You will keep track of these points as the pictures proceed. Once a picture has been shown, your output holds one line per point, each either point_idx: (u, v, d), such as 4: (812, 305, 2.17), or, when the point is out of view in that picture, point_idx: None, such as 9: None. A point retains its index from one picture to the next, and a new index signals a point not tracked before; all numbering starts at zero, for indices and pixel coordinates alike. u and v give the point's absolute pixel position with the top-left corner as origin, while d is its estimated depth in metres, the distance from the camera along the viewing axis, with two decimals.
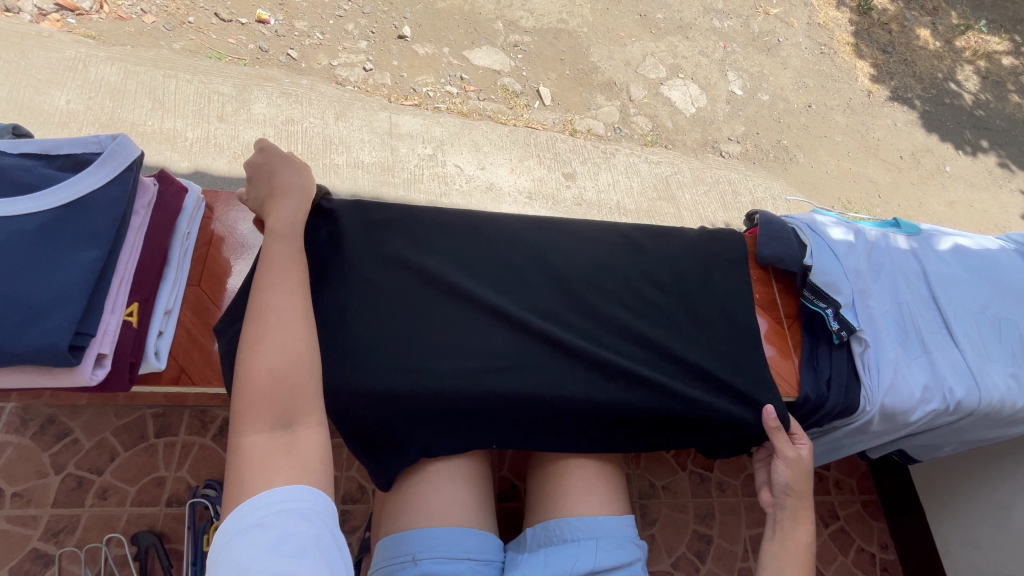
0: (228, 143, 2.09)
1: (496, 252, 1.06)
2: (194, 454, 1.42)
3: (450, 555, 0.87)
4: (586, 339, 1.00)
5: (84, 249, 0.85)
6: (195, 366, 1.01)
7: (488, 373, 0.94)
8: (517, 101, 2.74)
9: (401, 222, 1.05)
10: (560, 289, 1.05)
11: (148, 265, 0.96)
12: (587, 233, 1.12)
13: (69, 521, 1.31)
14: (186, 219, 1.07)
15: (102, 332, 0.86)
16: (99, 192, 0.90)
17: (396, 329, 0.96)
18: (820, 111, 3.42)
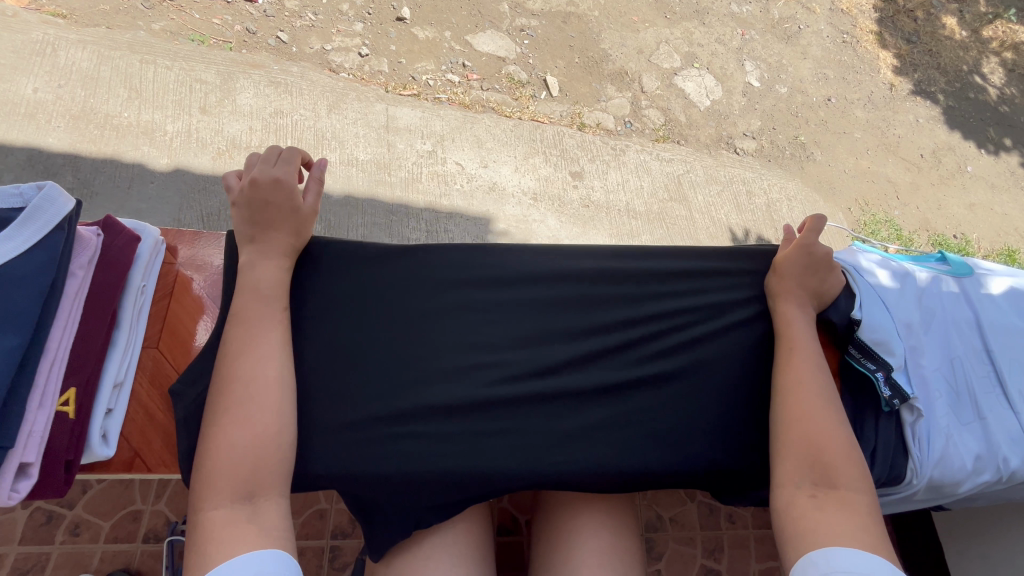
0: (211, 137, 1.94)
1: (498, 295, 0.96)
2: (173, 486, 1.32)
3: None
4: (602, 393, 0.90)
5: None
6: (153, 451, 0.86)
7: (490, 438, 0.85)
8: (522, 91, 2.57)
9: (396, 267, 0.95)
10: (570, 338, 0.95)
11: (88, 337, 0.80)
12: (601, 272, 1.02)
13: (38, 559, 1.22)
14: (140, 271, 0.90)
15: (26, 435, 0.71)
16: (18, 261, 0.73)
17: (387, 387, 0.86)
18: (840, 105, 3.25)
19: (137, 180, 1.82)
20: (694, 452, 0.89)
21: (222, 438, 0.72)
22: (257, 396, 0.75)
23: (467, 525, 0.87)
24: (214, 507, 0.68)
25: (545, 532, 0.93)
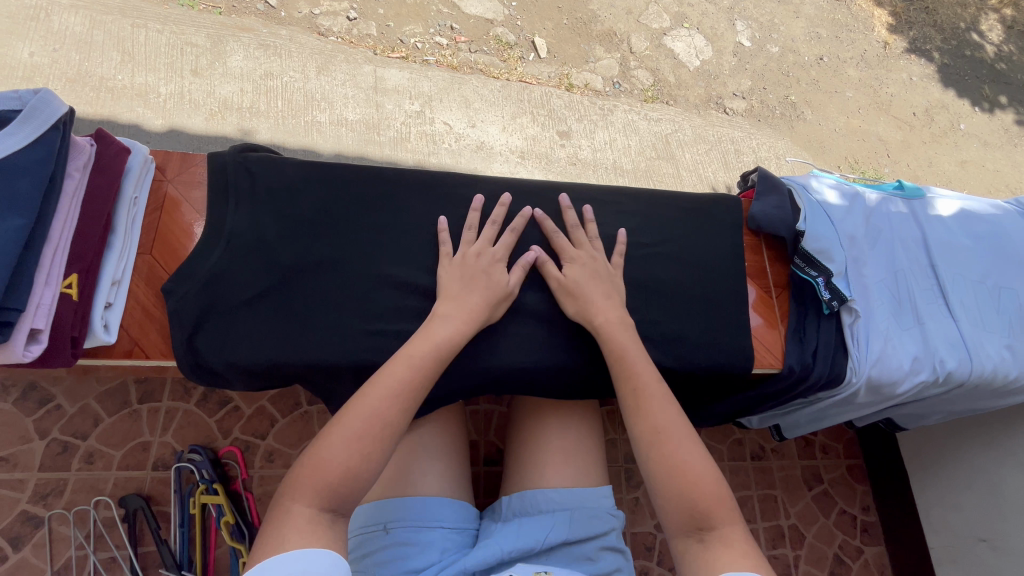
0: (203, 99, 1.99)
1: (469, 209, 0.96)
2: (178, 420, 1.42)
3: (420, 524, 0.86)
4: (563, 303, 0.95)
5: (5, 216, 0.74)
6: (153, 343, 0.88)
7: (457, 340, 0.89)
8: (510, 53, 2.59)
9: (364, 175, 0.92)
10: (543, 250, 0.96)
11: (87, 232, 0.83)
12: (585, 191, 1.01)
13: (57, 484, 1.33)
14: (133, 182, 0.91)
15: (35, 306, 0.76)
16: (18, 155, 0.77)
17: (356, 291, 0.87)
18: (832, 64, 3.24)
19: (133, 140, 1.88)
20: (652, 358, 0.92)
21: (327, 453, 0.70)
22: (375, 435, 0.72)
23: (445, 426, 0.95)
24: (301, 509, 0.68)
25: (515, 438, 1.01)
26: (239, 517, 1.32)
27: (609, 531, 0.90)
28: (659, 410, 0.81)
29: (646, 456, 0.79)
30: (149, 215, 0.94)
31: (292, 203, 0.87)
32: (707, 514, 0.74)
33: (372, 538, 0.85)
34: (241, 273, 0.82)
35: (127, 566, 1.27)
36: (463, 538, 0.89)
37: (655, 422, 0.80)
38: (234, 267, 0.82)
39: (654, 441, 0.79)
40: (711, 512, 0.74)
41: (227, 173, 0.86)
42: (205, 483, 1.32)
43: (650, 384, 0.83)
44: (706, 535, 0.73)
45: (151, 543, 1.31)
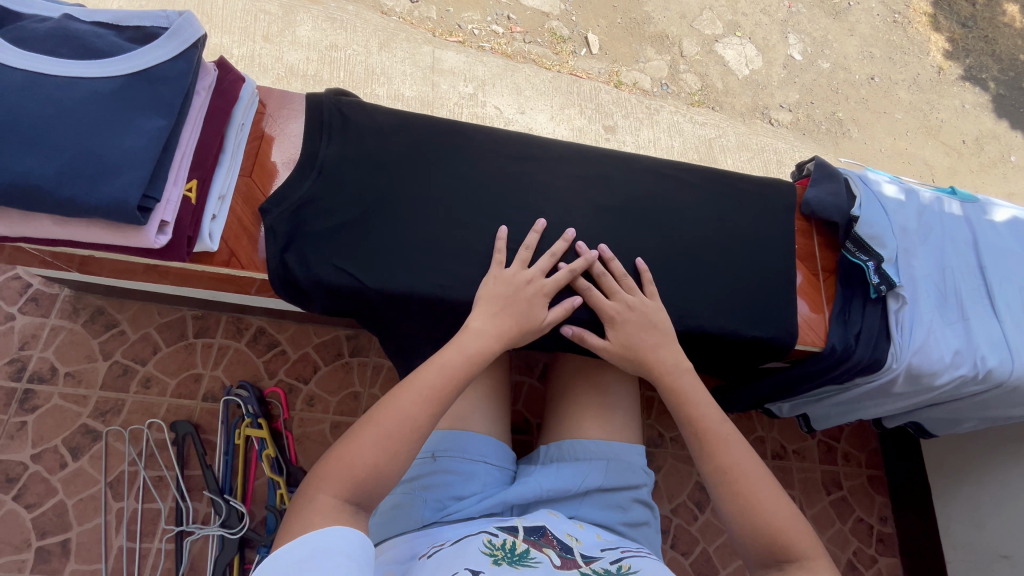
0: (271, 64, 2.10)
1: (534, 169, 1.01)
2: (229, 356, 1.50)
3: (464, 456, 0.91)
4: (616, 263, 0.97)
5: (150, 118, 0.82)
6: (246, 252, 0.94)
7: None
8: (563, 46, 2.65)
9: (441, 129, 0.99)
10: (603, 212, 1.00)
11: (207, 145, 0.90)
12: (650, 163, 1.05)
13: (116, 403, 1.42)
14: (242, 110, 0.98)
15: (165, 201, 0.83)
16: (167, 64, 0.84)
17: (425, 232, 0.93)
18: (883, 84, 3.21)
19: None
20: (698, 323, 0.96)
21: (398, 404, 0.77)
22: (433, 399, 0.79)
23: (490, 373, 1.00)
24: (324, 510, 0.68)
25: (557, 394, 1.06)
26: (278, 452, 1.38)
27: (642, 485, 0.95)
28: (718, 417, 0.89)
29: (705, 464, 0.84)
30: (249, 141, 1.01)
31: (377, 145, 0.95)
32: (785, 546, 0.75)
33: (419, 464, 0.91)
34: (328, 203, 0.90)
35: (173, 486, 1.35)
36: (502, 476, 0.94)
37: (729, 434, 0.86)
38: (323, 197, 0.90)
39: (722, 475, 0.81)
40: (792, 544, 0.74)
41: (322, 113, 0.95)
42: (250, 417, 1.39)
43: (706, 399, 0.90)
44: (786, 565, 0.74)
45: (196, 467, 1.39)
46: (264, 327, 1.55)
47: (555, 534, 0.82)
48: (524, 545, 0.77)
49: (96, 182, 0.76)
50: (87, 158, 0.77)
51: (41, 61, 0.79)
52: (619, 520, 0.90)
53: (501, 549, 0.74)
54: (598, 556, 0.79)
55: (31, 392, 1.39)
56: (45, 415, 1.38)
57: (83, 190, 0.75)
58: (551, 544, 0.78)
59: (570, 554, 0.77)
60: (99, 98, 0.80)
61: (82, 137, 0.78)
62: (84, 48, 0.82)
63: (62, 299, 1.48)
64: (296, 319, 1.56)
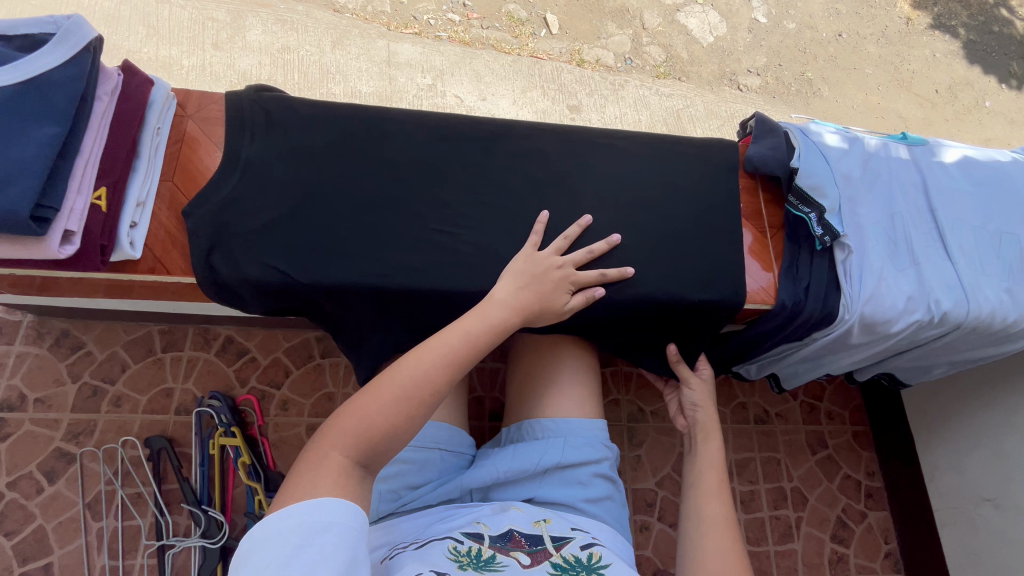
0: (223, 71, 2.07)
1: (468, 149, 0.99)
2: (199, 368, 1.50)
3: (419, 445, 0.90)
4: (557, 238, 0.96)
5: (41, 125, 0.80)
6: (175, 259, 0.91)
7: (452, 269, 0.91)
8: (522, 29, 2.62)
9: (369, 117, 0.98)
10: (541, 187, 0.98)
11: (115, 150, 0.89)
12: (586, 133, 1.03)
13: (88, 424, 1.41)
14: (156, 113, 0.96)
15: (68, 209, 0.81)
16: (55, 71, 0.83)
17: (359, 223, 0.92)
18: (851, 40, 3.17)
19: None
20: (645, 290, 0.95)
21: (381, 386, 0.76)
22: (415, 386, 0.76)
23: None
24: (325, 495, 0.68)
25: (518, 375, 1.04)
26: (255, 459, 1.38)
27: (602, 459, 0.93)
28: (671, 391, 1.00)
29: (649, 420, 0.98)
30: (171, 144, 0.99)
31: (303, 138, 0.94)
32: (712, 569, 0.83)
33: None
34: (256, 201, 0.89)
35: (152, 502, 1.35)
36: (459, 461, 0.94)
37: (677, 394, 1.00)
38: (249, 196, 0.89)
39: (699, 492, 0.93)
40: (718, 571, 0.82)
41: (244, 112, 0.93)
42: (224, 426, 1.38)
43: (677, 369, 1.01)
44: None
45: (174, 481, 1.39)
46: (232, 336, 1.54)
47: (523, 530, 0.81)
48: (491, 550, 0.75)
49: None
50: None
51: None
52: (579, 495, 0.89)
53: (466, 555, 0.73)
54: (565, 540, 0.79)
55: (1, 420, 1.39)
56: (17, 442, 1.38)
57: None
58: (519, 544, 0.77)
59: (540, 547, 0.77)
60: None
61: None
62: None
63: (26, 325, 1.47)
64: (264, 326, 1.55)
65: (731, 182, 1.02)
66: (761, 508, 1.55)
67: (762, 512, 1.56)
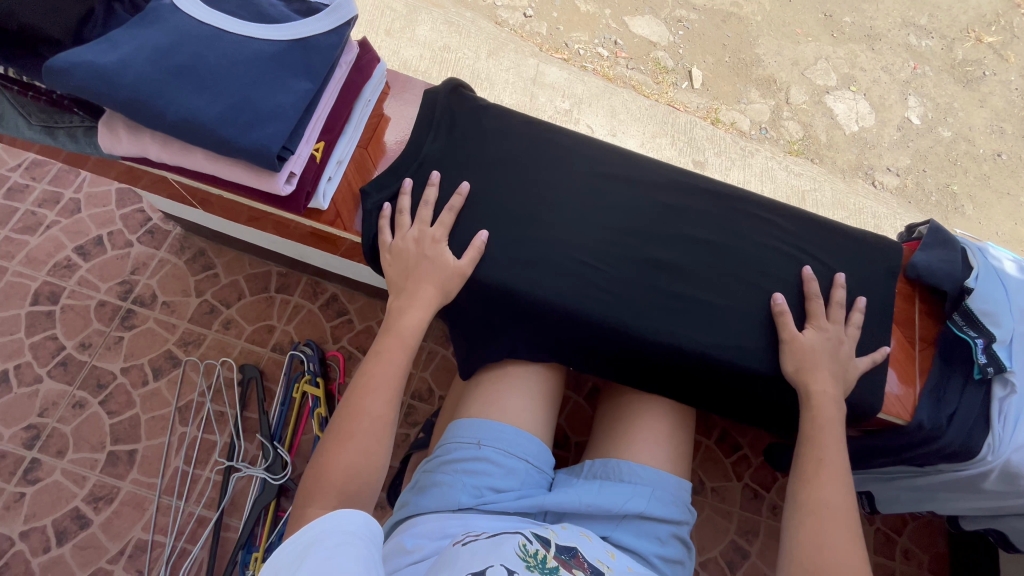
0: (388, 57, 2.26)
1: (623, 190, 1.03)
2: (302, 315, 1.61)
3: (509, 451, 0.92)
4: (694, 298, 0.96)
5: (300, 80, 0.90)
6: (349, 215, 1.01)
7: (586, 301, 0.94)
8: (665, 77, 2.65)
9: (540, 140, 1.05)
10: (685, 243, 0.99)
11: (338, 112, 0.99)
12: (742, 200, 1.02)
13: (198, 337, 1.55)
14: (371, 88, 1.07)
15: (297, 155, 0.91)
16: (322, 37, 0.94)
17: (512, 234, 0.97)
18: (1011, 163, 2.92)
19: None
20: (765, 368, 0.93)
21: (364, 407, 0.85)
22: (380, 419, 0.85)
23: (546, 377, 1.02)
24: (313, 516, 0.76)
25: (609, 410, 1.05)
26: (329, 413, 1.45)
27: (683, 522, 0.92)
28: (832, 488, 0.81)
29: (797, 520, 0.80)
30: (370, 118, 1.09)
31: (479, 146, 1.03)
32: None
33: (465, 448, 0.92)
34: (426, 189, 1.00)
35: (232, 423, 1.45)
36: (540, 478, 0.94)
37: (823, 496, 0.80)
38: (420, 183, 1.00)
39: (812, 511, 0.79)
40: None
41: (435, 110, 1.04)
42: (310, 374, 1.48)
43: (834, 461, 0.83)
44: None
45: (254, 410, 1.48)
46: (337, 295, 1.64)
47: (587, 557, 0.79)
48: (556, 561, 0.75)
49: (250, 127, 0.84)
50: (246, 107, 0.85)
51: (219, 20, 0.91)
52: (654, 551, 0.88)
53: (533, 557, 0.74)
54: None
55: (132, 312, 1.55)
56: (139, 335, 1.53)
57: (238, 133, 0.83)
58: (581, 566, 0.76)
59: None
60: (264, 57, 0.90)
61: (245, 87, 0.87)
62: (258, 14, 0.93)
63: (173, 237, 1.64)
64: (367, 294, 1.64)
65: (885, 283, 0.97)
66: None
67: None
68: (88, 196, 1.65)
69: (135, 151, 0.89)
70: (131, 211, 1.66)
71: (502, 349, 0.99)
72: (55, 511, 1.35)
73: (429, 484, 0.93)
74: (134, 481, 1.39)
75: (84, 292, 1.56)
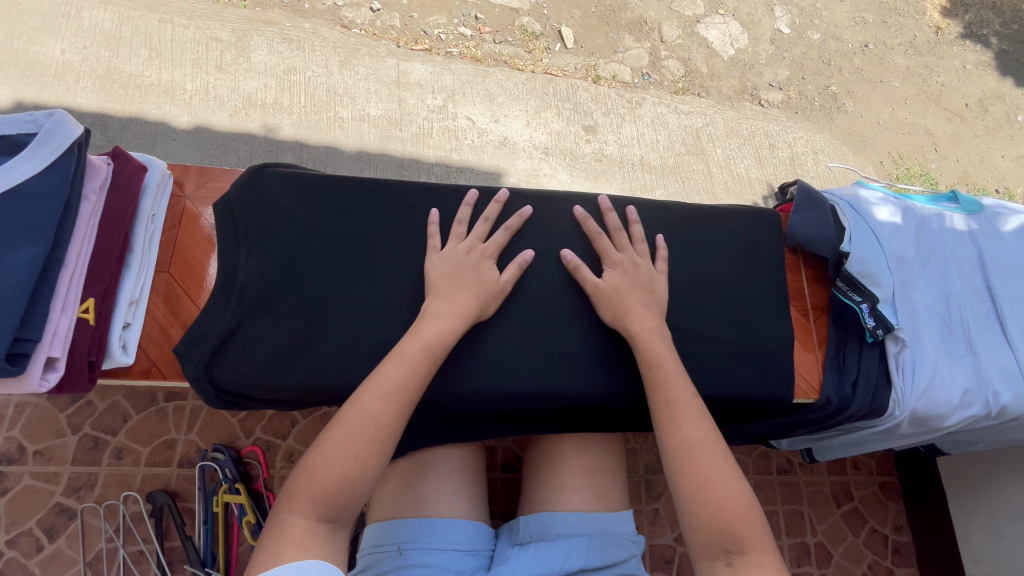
0: (228, 95, 2.01)
1: (485, 245, 0.92)
2: (203, 418, 1.45)
3: (434, 547, 0.84)
4: (587, 346, 0.88)
5: (19, 244, 0.78)
6: (168, 360, 0.94)
7: (471, 388, 0.83)
8: (536, 44, 2.51)
9: (373, 209, 0.91)
10: (566, 290, 0.90)
11: (104, 254, 0.88)
12: (611, 219, 0.95)
13: (88, 478, 1.37)
14: (150, 200, 0.97)
15: (52, 334, 0.80)
16: (35, 178, 0.81)
17: (367, 328, 0.85)
18: (877, 52, 3.01)
19: (160, 136, 1.92)
20: None
21: (365, 407, 0.73)
22: (379, 431, 0.73)
23: (458, 461, 0.92)
24: (296, 518, 0.68)
25: (534, 457, 0.98)
26: (260, 516, 1.34)
27: (630, 557, 0.88)
28: (694, 423, 0.78)
29: (676, 476, 0.76)
30: (167, 232, 1.00)
31: (303, 247, 0.87)
32: (736, 536, 0.71)
33: (386, 557, 0.84)
34: (261, 324, 0.84)
35: (154, 561, 1.31)
36: (477, 560, 0.88)
37: (687, 435, 0.77)
38: (245, 302, 0.83)
39: (683, 455, 0.76)
40: (740, 535, 0.70)
41: (235, 208, 0.88)
42: (227, 482, 1.34)
43: (682, 396, 0.80)
44: (735, 558, 0.70)
45: (176, 538, 1.34)
46: None
47: None
48: None
49: None
50: None
51: None
52: None
53: None
54: None
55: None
56: (16, 498, 1.33)
57: None
58: None
59: None
60: None
61: None
62: None
63: None
64: None
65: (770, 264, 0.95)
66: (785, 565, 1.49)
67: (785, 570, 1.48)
68: None
69: None
70: None
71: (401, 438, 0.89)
72: None
73: None
74: None
75: None
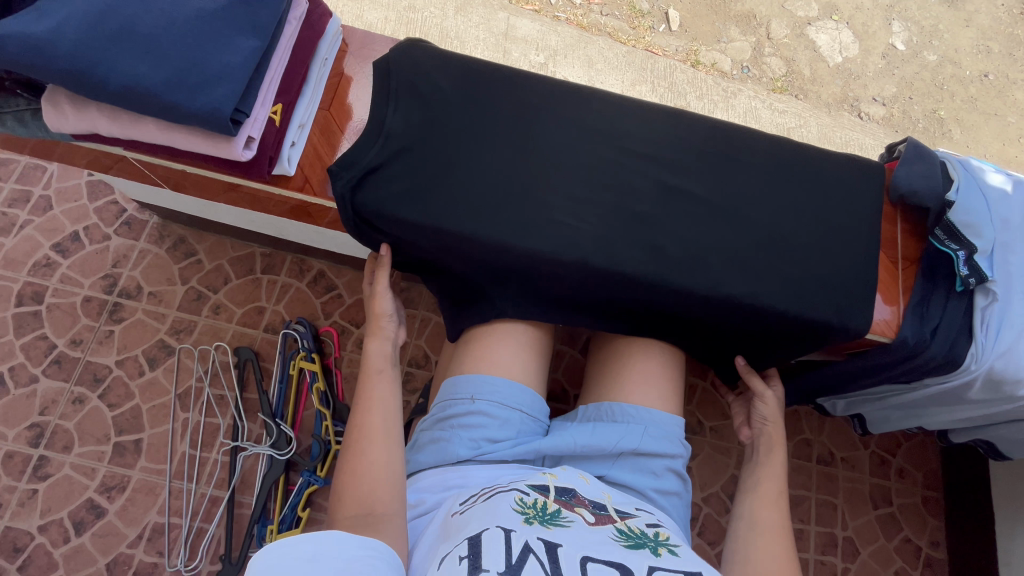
0: (352, 22, 2.18)
1: (600, 140, 0.99)
2: (290, 294, 1.60)
3: (503, 402, 0.92)
4: (680, 245, 0.94)
5: (249, 37, 0.94)
6: (318, 178, 1.09)
7: (567, 259, 0.92)
8: (642, 21, 2.54)
9: (505, 91, 1.00)
10: (667, 195, 0.96)
11: (292, 74, 1.05)
12: (722, 139, 1.00)
13: (189, 324, 1.55)
14: (326, 46, 1.14)
15: (254, 118, 0.96)
16: None
17: (485, 192, 0.95)
18: (998, 83, 2.86)
19: None
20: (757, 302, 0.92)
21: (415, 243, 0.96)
22: None
23: (534, 337, 1.00)
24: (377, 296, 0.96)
25: (602, 354, 1.05)
26: (327, 387, 1.47)
27: (679, 455, 0.93)
28: None
29: None
30: (330, 78, 1.16)
31: (442, 109, 0.98)
32: None
33: (459, 403, 0.93)
34: (399, 168, 0.95)
35: (233, 405, 1.47)
36: (537, 427, 0.95)
37: None
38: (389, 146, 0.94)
39: None
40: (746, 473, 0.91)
41: (392, 67, 0.99)
42: (306, 350, 1.48)
43: None
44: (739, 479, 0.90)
45: (253, 391, 1.50)
46: (323, 271, 1.63)
47: (585, 495, 0.83)
48: (556, 505, 0.79)
49: (201, 87, 0.88)
50: (193, 68, 0.88)
51: None
52: (650, 485, 0.90)
53: (532, 508, 0.76)
54: (632, 514, 0.82)
55: (119, 305, 1.54)
56: (129, 327, 1.53)
57: (189, 95, 0.87)
58: (582, 504, 0.80)
59: (604, 511, 0.80)
60: (206, 13, 0.92)
61: (193, 46, 0.90)
62: None
63: (151, 226, 1.62)
64: (354, 268, 1.63)
65: (869, 202, 0.99)
66: (807, 549, 1.49)
67: (807, 554, 1.49)
68: (58, 192, 1.61)
69: (84, 126, 0.93)
70: (106, 203, 1.62)
71: (490, 304, 0.99)
72: (69, 504, 1.38)
73: (427, 441, 0.95)
74: (144, 468, 1.42)
75: (69, 288, 1.54)
